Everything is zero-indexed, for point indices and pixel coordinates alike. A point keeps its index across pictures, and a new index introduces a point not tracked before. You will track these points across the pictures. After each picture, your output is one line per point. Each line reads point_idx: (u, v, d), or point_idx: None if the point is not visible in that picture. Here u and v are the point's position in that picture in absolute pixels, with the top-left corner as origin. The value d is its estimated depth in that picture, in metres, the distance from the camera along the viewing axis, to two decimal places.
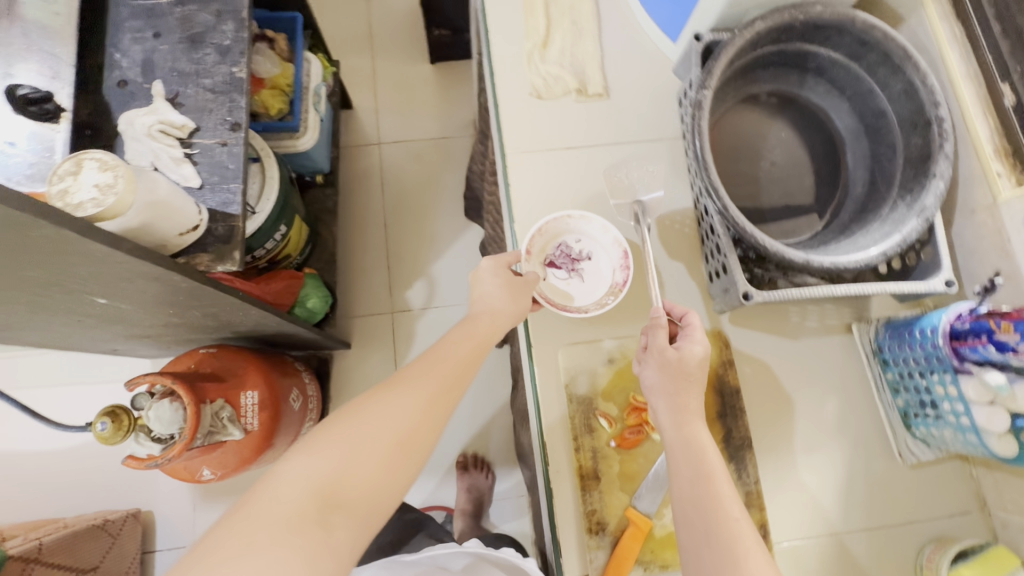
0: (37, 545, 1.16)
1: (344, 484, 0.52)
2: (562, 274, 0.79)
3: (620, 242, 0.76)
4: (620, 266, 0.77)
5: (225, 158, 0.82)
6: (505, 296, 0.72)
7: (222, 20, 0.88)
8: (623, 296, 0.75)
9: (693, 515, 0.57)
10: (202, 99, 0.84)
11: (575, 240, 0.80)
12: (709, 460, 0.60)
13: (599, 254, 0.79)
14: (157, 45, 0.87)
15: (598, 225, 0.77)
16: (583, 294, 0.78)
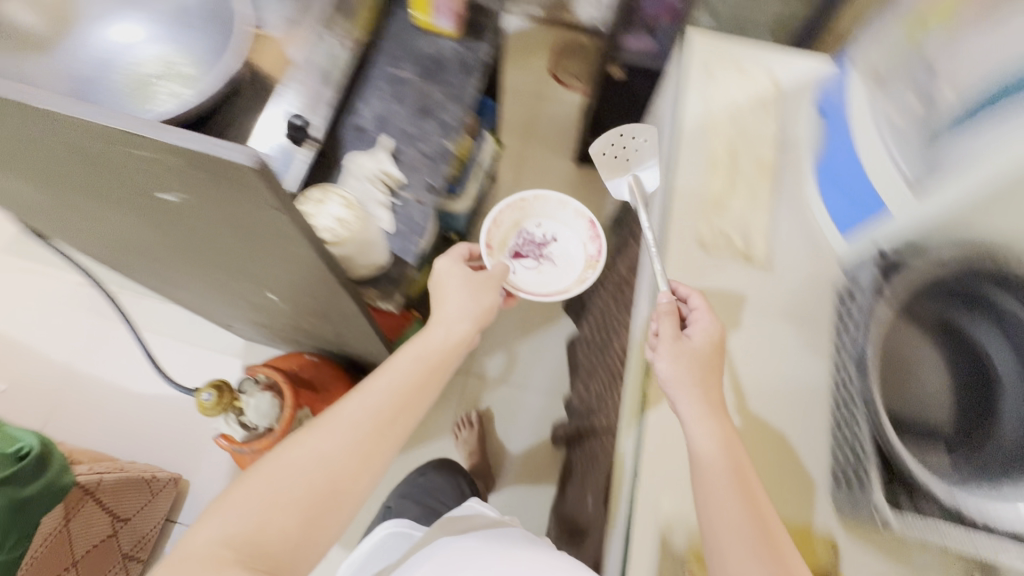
0: (100, 479, 1.22)
1: (270, 522, 0.65)
2: (530, 262, 1.15)
3: (582, 214, 1.16)
4: (591, 238, 1.16)
5: (417, 214, 0.96)
6: (466, 298, 0.93)
7: (452, 103, 1.05)
8: (600, 261, 1.13)
9: (733, 517, 0.66)
10: (416, 160, 0.99)
11: (535, 229, 1.18)
12: (738, 469, 0.69)
13: (557, 232, 1.18)
14: (394, 107, 1.03)
15: (557, 203, 1.17)
16: (553, 269, 1.15)
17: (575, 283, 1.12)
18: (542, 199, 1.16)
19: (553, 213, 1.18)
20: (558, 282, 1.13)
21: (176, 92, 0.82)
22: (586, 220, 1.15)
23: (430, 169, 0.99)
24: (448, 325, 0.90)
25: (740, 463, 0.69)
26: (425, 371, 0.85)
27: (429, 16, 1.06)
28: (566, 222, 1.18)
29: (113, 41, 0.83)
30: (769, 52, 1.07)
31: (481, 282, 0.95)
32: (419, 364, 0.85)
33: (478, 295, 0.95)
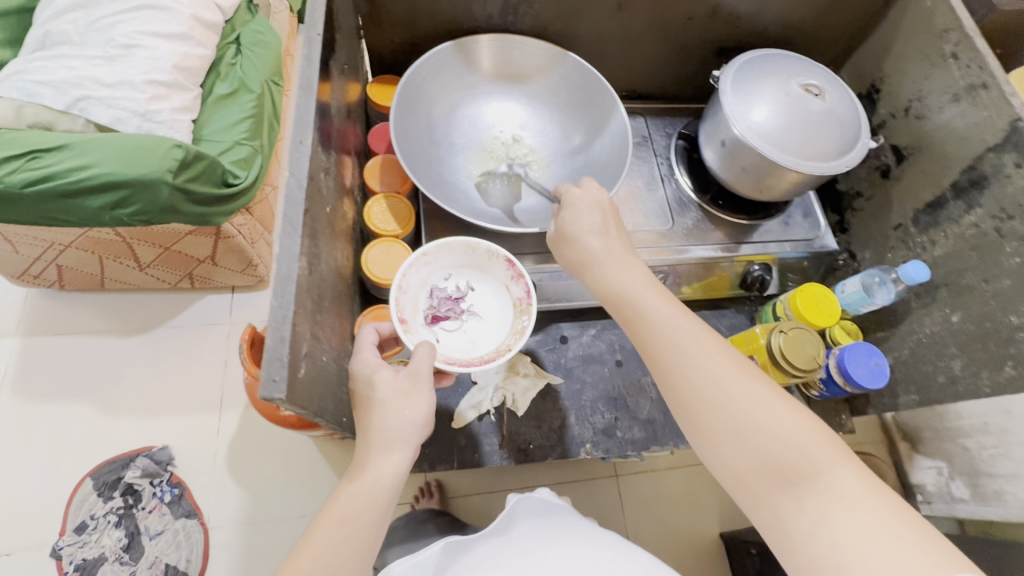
0: (234, 235, 1.43)
1: None
2: (454, 325, 0.71)
3: (497, 251, 0.71)
4: (513, 279, 0.72)
5: (484, 448, 0.80)
6: (405, 407, 0.60)
7: (638, 430, 0.85)
8: (536, 304, 0.70)
9: (720, 416, 0.53)
10: (551, 417, 0.83)
11: (448, 281, 0.73)
12: (649, 307, 0.61)
13: (477, 282, 0.74)
14: (605, 367, 0.88)
15: (463, 248, 0.71)
16: (483, 331, 0.72)
17: (515, 340, 0.68)
18: (447, 243, 0.71)
19: (470, 263, 0.74)
20: (495, 338, 0.71)
21: (501, 198, 0.80)
22: (504, 258, 0.71)
23: (544, 444, 0.82)
24: (386, 463, 0.59)
25: (661, 302, 0.61)
26: (348, 537, 0.56)
27: None
28: (478, 266, 0.74)
29: (518, 118, 0.84)
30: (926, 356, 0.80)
31: (404, 386, 0.61)
32: (344, 526, 0.56)
33: (413, 399, 0.61)
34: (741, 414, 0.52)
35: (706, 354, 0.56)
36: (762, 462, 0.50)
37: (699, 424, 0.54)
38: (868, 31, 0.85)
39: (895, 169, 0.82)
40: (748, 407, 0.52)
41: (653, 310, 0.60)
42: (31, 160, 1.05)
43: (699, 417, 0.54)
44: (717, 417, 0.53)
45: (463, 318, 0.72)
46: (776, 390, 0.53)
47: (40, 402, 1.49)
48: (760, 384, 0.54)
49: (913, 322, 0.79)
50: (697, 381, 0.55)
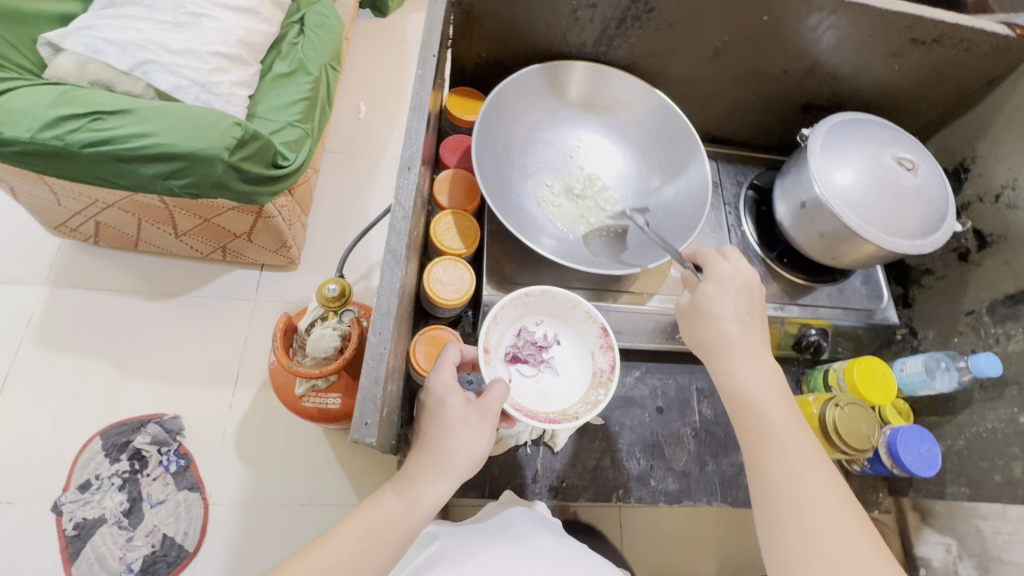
0: (275, 216, 1.43)
1: None
2: (530, 370, 0.69)
3: (596, 317, 0.70)
4: (601, 347, 0.70)
5: (515, 479, 0.79)
6: (464, 441, 0.59)
7: (672, 482, 0.83)
8: (617, 381, 0.67)
9: (823, 569, 0.51)
10: (586, 457, 0.82)
11: (535, 327, 0.72)
12: (777, 424, 0.59)
13: (565, 335, 0.72)
14: (645, 412, 0.86)
15: (564, 302, 0.70)
16: (557, 390, 0.69)
17: (585, 411, 0.66)
18: (551, 292, 0.70)
19: (564, 316, 0.72)
20: (565, 401, 0.68)
21: (570, 228, 0.78)
22: (600, 325, 0.69)
23: (577, 483, 0.80)
24: (431, 490, 0.59)
25: (790, 422, 0.59)
26: (372, 543, 0.56)
27: None
28: (571, 324, 0.72)
29: (596, 149, 0.82)
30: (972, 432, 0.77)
31: (469, 417, 0.60)
32: (373, 528, 0.57)
33: (474, 436, 0.60)
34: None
35: (828, 496, 0.55)
36: None
37: (791, 553, 0.53)
38: (965, 108, 0.82)
39: (975, 254, 0.79)
40: (856, 569, 0.51)
41: (779, 427, 0.58)
42: (92, 121, 1.05)
43: (796, 547, 0.53)
44: (817, 558, 0.52)
45: (542, 370, 0.70)
46: (887, 564, 0.52)
47: (59, 354, 1.49)
48: (870, 548, 0.52)
49: (974, 414, 0.77)
50: (809, 517, 0.53)
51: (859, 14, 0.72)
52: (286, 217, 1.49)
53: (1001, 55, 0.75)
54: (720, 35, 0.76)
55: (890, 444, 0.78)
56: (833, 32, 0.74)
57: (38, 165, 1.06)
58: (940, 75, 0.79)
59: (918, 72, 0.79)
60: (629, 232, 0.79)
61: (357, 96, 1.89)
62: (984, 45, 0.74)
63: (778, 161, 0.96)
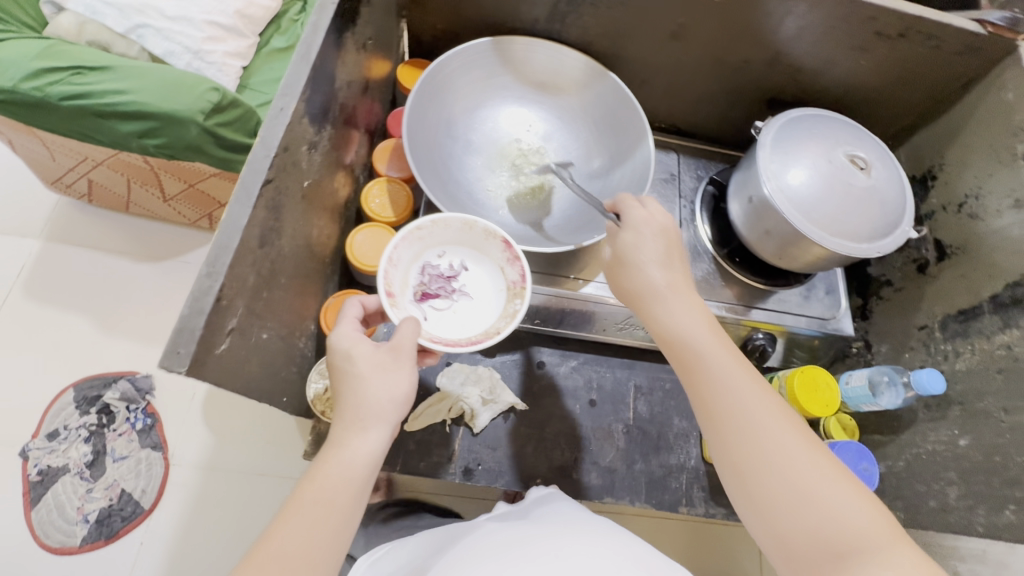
0: None
1: None
2: (443, 303, 0.67)
3: (495, 230, 0.66)
4: (507, 261, 0.67)
5: (431, 457, 0.77)
6: (382, 382, 0.56)
7: (595, 477, 0.80)
8: (530, 288, 0.65)
9: (774, 484, 0.50)
10: (507, 442, 0.79)
11: (439, 258, 0.69)
12: (705, 354, 0.57)
13: (476, 263, 0.69)
14: (576, 404, 0.84)
15: (460, 225, 0.67)
16: (474, 313, 0.67)
17: (504, 324, 0.64)
18: (445, 219, 0.66)
19: (467, 241, 0.69)
20: (484, 322, 0.66)
21: (505, 208, 0.77)
22: (500, 238, 0.66)
23: (494, 468, 0.78)
24: (362, 443, 0.55)
25: (718, 347, 0.58)
26: (320, 517, 0.52)
27: None
28: (475, 246, 0.69)
29: (538, 126, 0.80)
30: (913, 452, 0.72)
31: (383, 361, 0.57)
32: (318, 505, 0.53)
33: (391, 375, 0.57)
34: (799, 488, 0.50)
35: (762, 412, 0.53)
36: (814, 534, 0.48)
37: (749, 483, 0.52)
38: (938, 112, 0.78)
39: (933, 266, 0.75)
40: (805, 477, 0.50)
41: (711, 357, 0.57)
42: (73, 75, 1.07)
43: (751, 478, 0.52)
44: (772, 476, 0.51)
45: (455, 299, 0.68)
46: (833, 459, 0.52)
47: (44, 306, 1.54)
48: (811, 450, 0.52)
49: (916, 434, 0.72)
50: (754, 441, 0.52)
51: (821, 1, 0.69)
52: None
53: (975, 55, 0.71)
54: (677, 17, 0.74)
55: None
56: (795, 19, 0.71)
57: (20, 114, 1.10)
58: (912, 75, 0.75)
59: (887, 70, 0.76)
60: (565, 214, 0.77)
61: None
62: (956, 42, 0.70)
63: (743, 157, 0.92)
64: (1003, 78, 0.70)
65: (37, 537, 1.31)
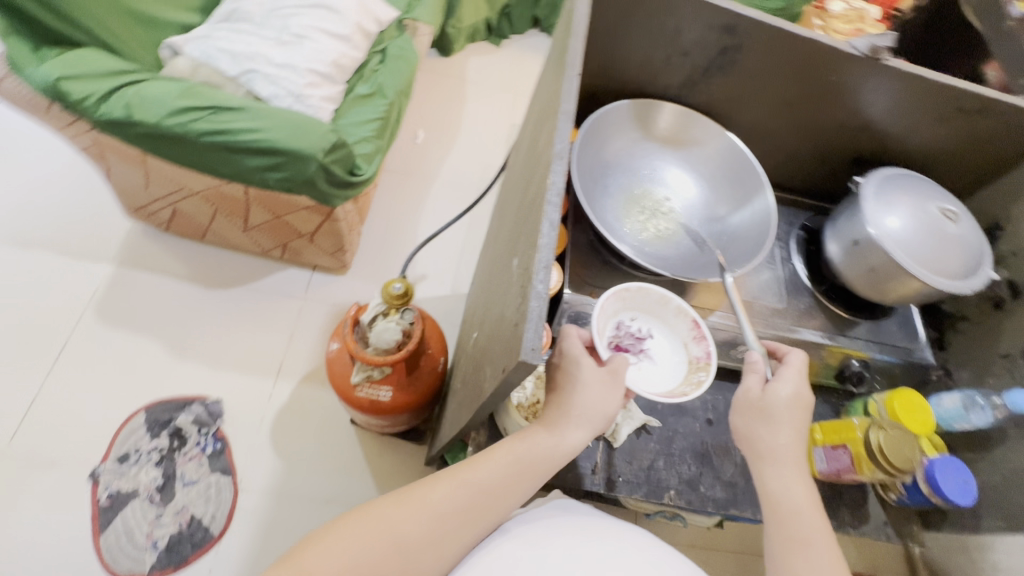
0: (339, 219, 1.51)
1: (401, 529, 0.62)
2: (631, 358, 0.76)
3: (687, 309, 0.78)
4: (693, 338, 0.78)
5: (577, 468, 0.84)
6: (599, 398, 0.66)
7: (720, 490, 0.87)
8: (714, 364, 0.74)
9: None
10: (640, 456, 0.87)
11: (629, 320, 0.80)
12: (811, 535, 0.67)
13: (658, 331, 0.80)
14: (696, 422, 0.92)
15: (658, 297, 0.79)
16: (653, 376, 0.76)
17: (690, 389, 0.73)
18: (648, 289, 0.78)
19: (656, 311, 0.80)
20: (665, 383, 0.75)
21: (642, 242, 0.88)
22: (693, 317, 0.78)
23: (632, 480, 0.85)
24: (570, 436, 0.67)
25: (823, 538, 0.67)
26: (518, 471, 0.67)
27: (818, 443, 0.90)
28: (661, 317, 0.80)
29: (668, 173, 0.92)
30: (1007, 464, 0.82)
31: (603, 378, 0.67)
32: (515, 465, 0.67)
33: (605, 394, 0.67)
34: None
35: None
36: None
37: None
38: (999, 174, 0.93)
39: (1009, 302, 0.88)
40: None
41: (815, 541, 0.66)
42: (211, 113, 1.18)
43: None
44: None
45: (640, 360, 0.77)
46: None
47: (115, 330, 1.54)
48: None
49: (1007, 449, 0.83)
50: None
51: (914, 84, 0.84)
52: (349, 223, 1.58)
53: None
54: (791, 91, 0.88)
55: (925, 470, 0.83)
56: (889, 96, 0.86)
57: (158, 146, 1.20)
58: (978, 143, 0.91)
59: (958, 139, 0.91)
60: (695, 254, 0.88)
61: (417, 124, 2.08)
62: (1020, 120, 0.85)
63: (824, 207, 1.06)
64: None
65: (104, 564, 1.26)
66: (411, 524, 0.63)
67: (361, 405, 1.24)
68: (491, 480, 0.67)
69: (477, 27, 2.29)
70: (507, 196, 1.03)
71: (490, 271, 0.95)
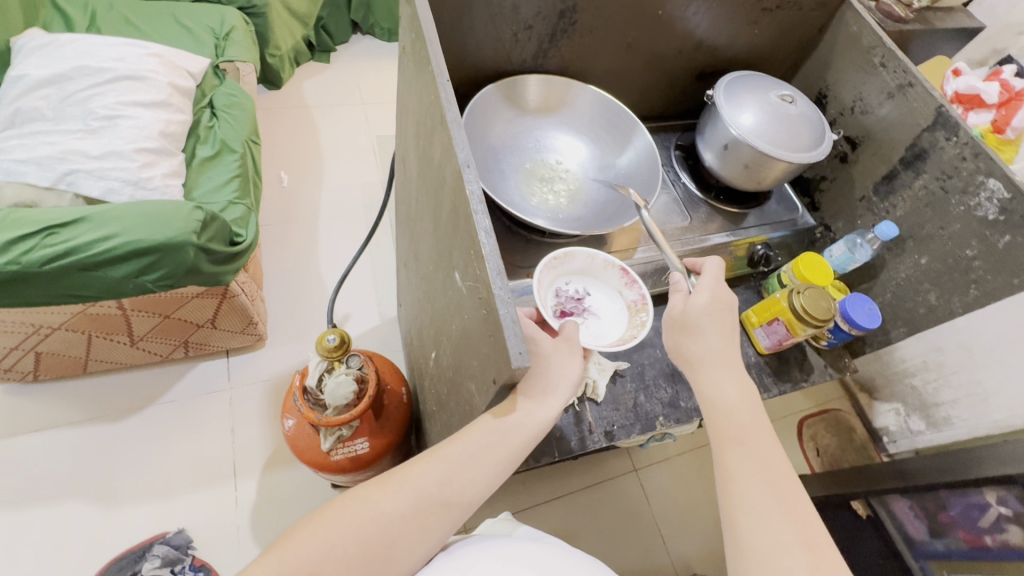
0: (237, 294, 1.39)
1: (385, 511, 0.64)
2: (578, 319, 0.81)
3: (614, 261, 0.84)
4: (626, 284, 0.85)
5: (577, 434, 0.89)
6: (560, 364, 0.69)
7: (697, 398, 0.96)
8: (650, 302, 0.82)
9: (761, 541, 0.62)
10: (622, 398, 0.93)
11: (565, 284, 0.84)
12: (743, 429, 0.71)
13: (593, 287, 0.85)
14: (656, 349, 1.00)
15: (585, 257, 0.84)
16: (600, 328, 0.82)
17: (637, 330, 0.80)
18: (574, 252, 0.83)
19: (587, 271, 0.86)
20: (614, 332, 0.82)
21: (553, 211, 0.91)
22: (621, 266, 0.84)
23: (625, 423, 0.91)
24: (541, 407, 0.68)
25: (756, 430, 0.71)
26: (495, 443, 0.67)
27: (757, 324, 1.02)
28: (592, 273, 0.85)
29: (554, 141, 0.96)
30: (894, 282, 0.99)
31: (562, 347, 0.70)
32: (492, 436, 0.66)
33: (567, 360, 0.70)
34: (776, 546, 0.61)
35: (766, 493, 0.66)
36: None
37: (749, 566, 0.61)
38: (809, 52, 1.09)
39: (851, 154, 1.04)
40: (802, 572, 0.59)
41: (749, 438, 0.70)
42: (45, 237, 1.02)
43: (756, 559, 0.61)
44: (760, 542, 0.62)
45: (583, 318, 0.82)
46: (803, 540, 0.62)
47: (24, 512, 1.32)
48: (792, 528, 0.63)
49: (889, 270, 1.00)
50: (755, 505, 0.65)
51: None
52: (249, 293, 1.46)
53: (823, 9, 1.01)
54: (631, 32, 0.95)
55: (841, 313, 0.98)
56: (710, 14, 0.96)
57: None
58: (786, 32, 1.05)
59: (770, 33, 1.04)
60: (605, 204, 0.93)
61: (276, 167, 1.94)
62: (810, 3, 0.99)
63: (687, 124, 1.17)
64: (845, 19, 1.00)
65: None
66: (393, 503, 0.65)
67: (342, 467, 1.18)
68: (469, 455, 0.67)
69: (298, 50, 2.16)
70: (410, 211, 1.01)
71: (423, 289, 0.94)
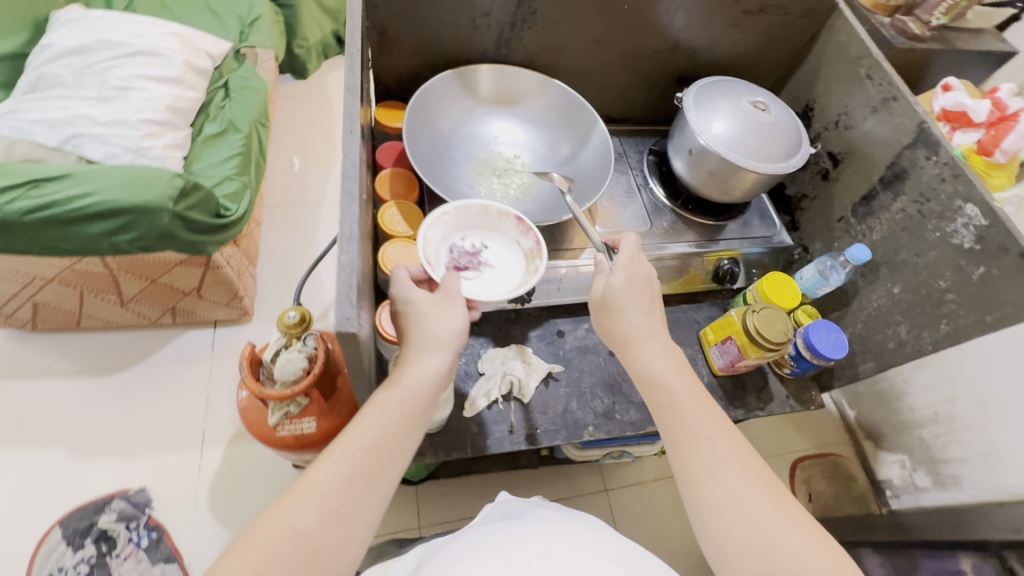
0: (220, 266, 1.43)
1: (295, 527, 0.57)
2: (473, 273, 0.78)
3: (508, 210, 0.81)
4: (522, 232, 0.82)
5: (498, 434, 0.85)
6: (441, 316, 0.68)
7: (635, 412, 0.91)
8: (546, 248, 0.79)
9: (722, 496, 0.61)
10: (553, 403, 0.89)
11: (460, 240, 0.81)
12: (679, 397, 0.68)
13: (489, 239, 0.82)
14: (600, 357, 0.95)
15: (478, 210, 0.81)
16: (495, 280, 0.79)
17: (531, 277, 0.78)
18: (467, 206, 0.80)
19: (484, 224, 0.83)
20: (510, 282, 0.79)
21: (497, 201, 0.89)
22: (515, 215, 0.81)
23: (551, 428, 0.87)
24: (428, 363, 0.66)
25: (691, 392, 0.69)
26: (397, 420, 0.64)
27: (712, 342, 0.95)
28: (488, 225, 0.83)
29: (509, 133, 0.95)
30: (867, 311, 0.91)
31: (440, 302, 0.69)
32: (391, 413, 0.64)
33: (448, 313, 0.69)
34: (737, 493, 0.61)
35: (719, 448, 0.64)
36: (753, 530, 0.58)
37: (713, 525, 0.60)
38: (799, 62, 1.03)
39: (833, 171, 0.97)
40: (765, 518, 0.59)
41: (686, 402, 0.68)
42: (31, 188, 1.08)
43: (717, 514, 0.60)
44: (722, 496, 0.61)
45: (478, 272, 0.79)
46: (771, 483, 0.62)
47: (5, 451, 1.39)
48: (751, 477, 0.62)
49: (862, 298, 0.92)
50: (711, 462, 0.63)
51: None
52: (234, 267, 1.51)
53: (811, 16, 0.95)
54: (598, 27, 0.93)
55: (803, 337, 0.90)
56: (684, 14, 0.93)
57: None
58: (771, 39, 1.00)
59: (754, 39, 0.99)
60: (553, 199, 0.90)
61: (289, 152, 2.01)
62: (796, 8, 0.94)
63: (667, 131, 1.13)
64: (835, 27, 0.95)
65: None
66: (304, 518, 0.57)
67: (289, 443, 1.19)
68: (371, 438, 0.63)
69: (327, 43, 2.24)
70: None
71: None
